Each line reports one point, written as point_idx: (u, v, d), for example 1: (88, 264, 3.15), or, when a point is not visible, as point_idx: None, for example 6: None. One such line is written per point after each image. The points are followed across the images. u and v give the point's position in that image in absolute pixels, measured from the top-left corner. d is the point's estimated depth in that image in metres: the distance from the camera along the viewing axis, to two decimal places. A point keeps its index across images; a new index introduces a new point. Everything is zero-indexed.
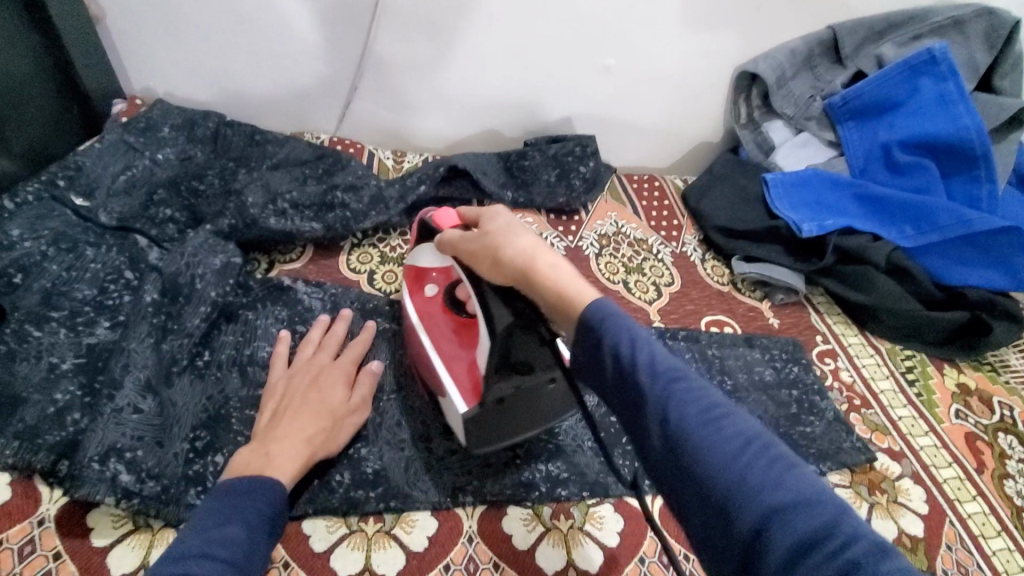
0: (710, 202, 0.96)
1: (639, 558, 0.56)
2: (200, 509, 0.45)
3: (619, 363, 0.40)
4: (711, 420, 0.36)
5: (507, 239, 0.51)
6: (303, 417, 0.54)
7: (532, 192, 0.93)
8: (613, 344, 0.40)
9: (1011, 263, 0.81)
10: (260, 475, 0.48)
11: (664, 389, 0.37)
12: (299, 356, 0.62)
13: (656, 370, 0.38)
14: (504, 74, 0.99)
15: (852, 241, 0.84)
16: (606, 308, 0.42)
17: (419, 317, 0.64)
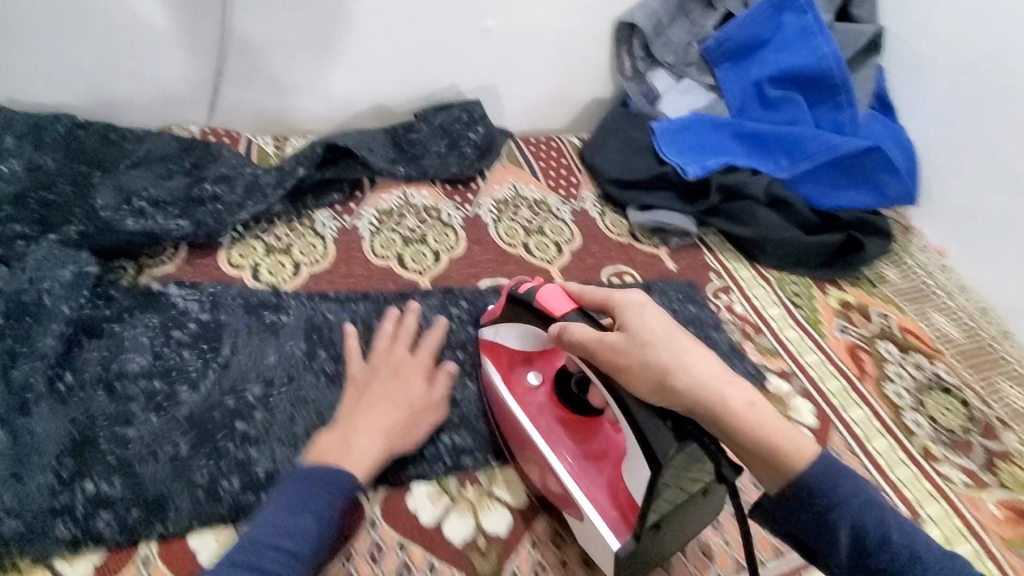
0: (603, 155, 0.97)
1: (548, 513, 0.58)
2: (287, 480, 0.51)
3: (837, 529, 0.46)
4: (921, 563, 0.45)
5: (681, 362, 0.49)
6: (385, 408, 0.57)
7: (423, 165, 0.90)
8: (855, 527, 0.45)
9: (875, 182, 0.87)
10: (336, 466, 0.51)
11: (888, 546, 0.45)
12: (376, 348, 0.64)
13: (912, 558, 0.45)
14: (383, 45, 0.95)
15: (732, 177, 0.88)
16: (818, 469, 0.47)
17: (530, 413, 0.58)
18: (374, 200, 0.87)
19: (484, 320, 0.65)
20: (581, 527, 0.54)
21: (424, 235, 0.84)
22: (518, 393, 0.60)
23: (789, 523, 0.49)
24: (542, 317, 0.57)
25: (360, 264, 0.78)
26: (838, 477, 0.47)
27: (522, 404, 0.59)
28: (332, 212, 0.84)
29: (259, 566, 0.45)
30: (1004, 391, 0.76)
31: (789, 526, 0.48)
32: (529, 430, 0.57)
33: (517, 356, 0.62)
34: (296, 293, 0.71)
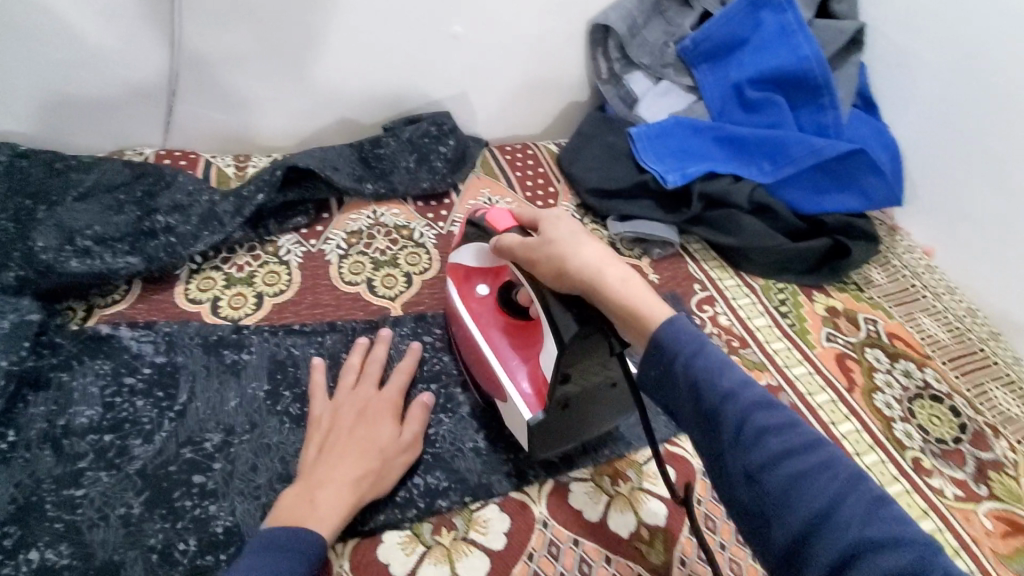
0: (581, 164, 0.94)
1: (528, 555, 0.54)
2: (244, 554, 0.47)
3: (701, 396, 0.43)
4: (782, 434, 0.41)
5: (574, 250, 0.52)
6: (350, 457, 0.54)
7: (393, 181, 0.87)
8: (691, 374, 0.44)
9: (861, 185, 0.84)
10: (300, 527, 0.48)
11: (747, 415, 0.42)
12: (342, 387, 0.61)
13: (743, 404, 0.42)
14: (346, 57, 0.90)
15: (714, 185, 0.85)
16: (688, 337, 0.45)
17: (476, 318, 0.64)
18: (342, 220, 0.83)
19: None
20: (504, 408, 0.60)
21: (395, 257, 0.80)
22: (467, 301, 0.65)
23: (661, 392, 0.47)
24: (487, 231, 0.62)
25: (327, 292, 0.75)
26: (708, 347, 0.45)
27: (469, 310, 0.64)
28: (297, 236, 0.80)
29: None
30: (992, 395, 0.75)
31: (665, 396, 0.46)
32: (472, 330, 0.63)
33: (469, 269, 0.67)
34: (259, 327, 0.67)
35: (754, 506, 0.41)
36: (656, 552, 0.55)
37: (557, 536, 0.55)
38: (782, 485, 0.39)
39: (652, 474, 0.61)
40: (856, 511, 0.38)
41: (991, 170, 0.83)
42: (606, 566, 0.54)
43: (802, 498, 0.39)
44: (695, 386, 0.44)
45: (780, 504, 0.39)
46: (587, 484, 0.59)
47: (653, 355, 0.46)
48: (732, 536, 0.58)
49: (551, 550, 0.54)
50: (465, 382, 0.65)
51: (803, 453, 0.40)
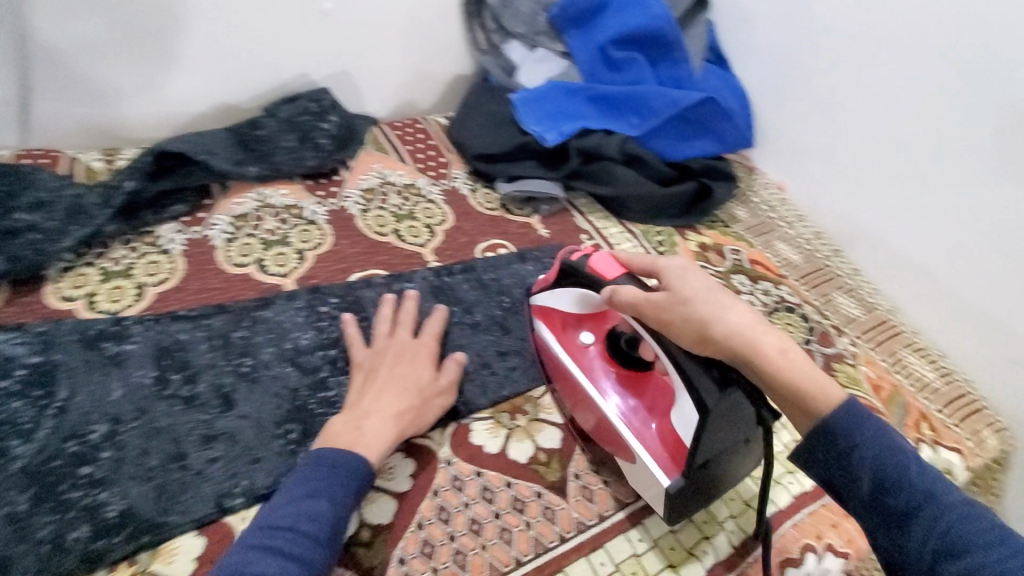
0: (467, 132, 0.97)
1: (433, 491, 0.57)
2: (302, 464, 0.53)
3: (890, 494, 0.45)
4: (992, 549, 0.41)
5: (718, 314, 0.51)
6: (395, 393, 0.58)
7: (276, 162, 0.85)
8: (874, 467, 0.46)
9: (716, 131, 0.94)
10: (350, 451, 0.53)
11: (945, 514, 0.43)
12: (377, 335, 0.65)
13: (938, 504, 0.43)
14: (213, 37, 0.87)
15: (589, 141, 0.91)
16: (870, 431, 0.47)
17: (589, 371, 0.63)
18: (225, 204, 0.82)
19: (537, 289, 0.70)
20: (631, 468, 0.59)
21: (285, 235, 0.80)
22: (573, 352, 0.65)
23: (835, 480, 0.48)
24: (590, 280, 0.62)
25: (214, 276, 0.73)
26: (896, 445, 0.46)
27: (580, 363, 0.64)
28: (178, 225, 0.78)
29: (280, 550, 0.46)
30: (837, 302, 0.86)
31: (843, 485, 0.47)
32: (586, 385, 0.62)
33: (569, 319, 0.67)
34: (142, 317, 0.66)
35: None
36: (552, 471, 0.61)
37: (461, 471, 0.59)
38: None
39: (548, 406, 0.67)
40: None
41: (826, 113, 0.92)
42: (507, 489, 0.58)
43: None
44: (885, 480, 0.45)
45: None
46: (486, 422, 0.64)
47: (825, 437, 0.48)
48: None
49: (455, 484, 0.58)
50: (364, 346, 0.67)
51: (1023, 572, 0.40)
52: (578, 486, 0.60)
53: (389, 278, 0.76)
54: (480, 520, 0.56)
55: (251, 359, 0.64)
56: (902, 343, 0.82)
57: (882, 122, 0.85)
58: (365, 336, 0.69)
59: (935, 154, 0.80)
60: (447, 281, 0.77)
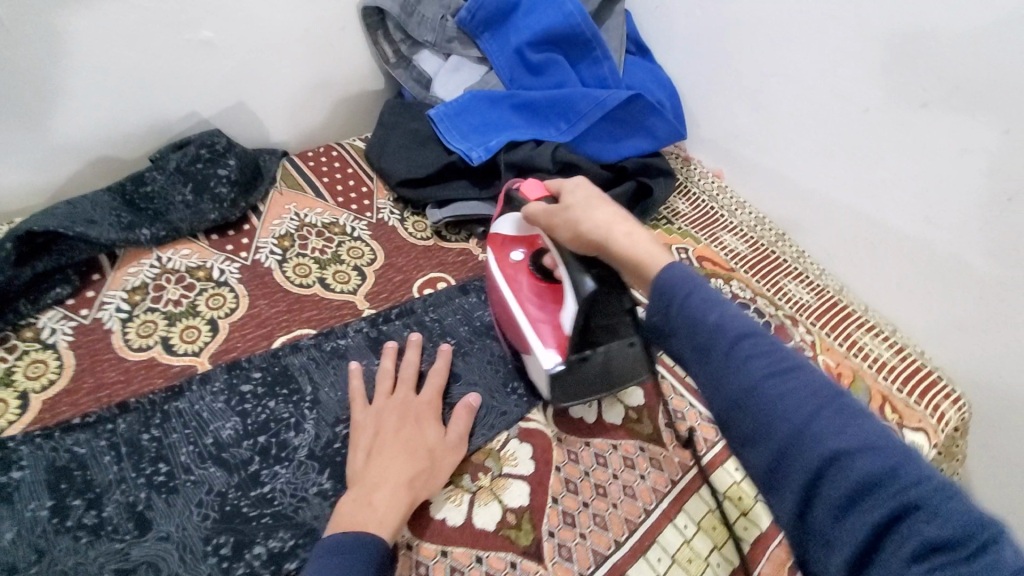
0: (388, 156, 0.89)
1: None
2: (313, 558, 0.49)
3: (690, 326, 0.42)
4: (781, 377, 0.39)
5: (587, 213, 0.55)
6: (399, 460, 0.54)
7: (173, 220, 0.75)
8: (677, 304, 0.43)
9: (649, 127, 0.90)
10: (363, 532, 0.49)
11: (739, 344, 0.41)
12: (379, 393, 0.61)
13: (729, 332, 0.41)
14: (79, 84, 0.74)
15: (519, 153, 0.85)
16: (680, 277, 0.44)
17: (509, 280, 0.67)
18: (118, 277, 0.72)
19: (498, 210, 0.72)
20: (528, 360, 0.64)
21: (193, 304, 0.71)
22: (501, 261, 0.69)
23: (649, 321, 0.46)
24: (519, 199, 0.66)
25: (113, 367, 0.64)
26: (699, 282, 0.44)
27: (503, 273, 0.68)
28: (62, 311, 0.68)
29: None
30: (788, 289, 0.85)
31: (655, 325, 0.45)
32: (504, 292, 0.66)
33: (504, 237, 0.69)
34: (28, 434, 0.56)
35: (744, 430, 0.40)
36: (525, 533, 0.55)
37: (425, 554, 0.53)
38: (789, 425, 0.38)
39: (511, 457, 0.61)
40: (837, 428, 0.37)
41: (761, 99, 0.89)
42: (478, 565, 0.53)
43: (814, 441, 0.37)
44: (686, 317, 0.43)
45: (765, 425, 0.39)
46: (447, 490, 0.57)
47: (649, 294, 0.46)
48: (593, 491, 0.59)
49: (421, 572, 0.52)
50: (298, 425, 0.60)
51: (806, 394, 0.38)
52: (553, 545, 0.55)
53: (318, 337, 0.68)
54: None
55: (166, 464, 0.56)
56: (855, 323, 0.82)
57: (820, 105, 0.82)
58: (298, 412, 0.61)
59: (907, 138, 0.75)
60: (384, 329, 0.71)
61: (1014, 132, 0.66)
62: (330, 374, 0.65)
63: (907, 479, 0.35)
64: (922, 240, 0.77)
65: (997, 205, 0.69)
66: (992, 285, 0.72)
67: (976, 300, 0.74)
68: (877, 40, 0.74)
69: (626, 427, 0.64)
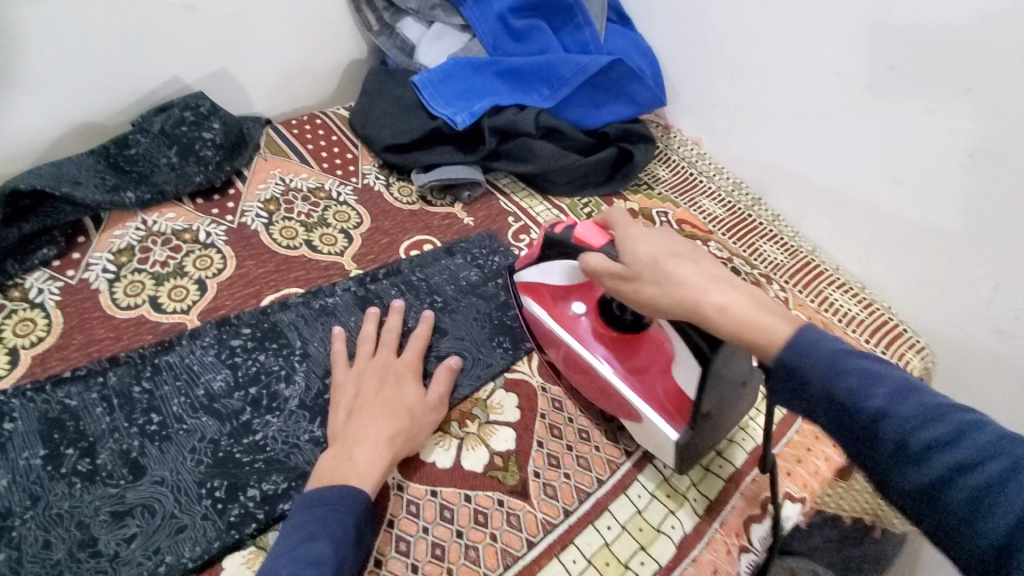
0: (372, 122, 0.89)
1: (388, 522, 0.53)
2: (294, 509, 0.49)
3: (848, 413, 0.40)
4: (977, 463, 0.36)
5: (662, 282, 0.48)
6: (379, 418, 0.55)
7: (157, 183, 0.75)
8: (827, 390, 0.41)
9: (630, 93, 0.91)
10: (345, 484, 0.50)
11: (913, 431, 0.38)
12: (361, 355, 0.61)
13: (900, 417, 0.38)
14: (59, 47, 0.73)
15: (502, 119, 0.86)
16: (819, 354, 0.42)
17: (584, 342, 0.60)
18: (104, 239, 0.72)
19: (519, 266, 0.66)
20: (641, 427, 0.58)
21: (180, 265, 0.71)
22: (566, 323, 0.62)
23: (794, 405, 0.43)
24: (575, 249, 0.58)
25: (101, 326, 0.64)
26: (851, 360, 0.41)
27: (574, 336, 0.61)
28: (48, 272, 0.68)
29: None
30: (763, 250, 0.88)
31: (802, 410, 0.43)
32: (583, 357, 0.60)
33: (557, 291, 0.63)
34: (19, 388, 0.57)
35: (937, 524, 0.37)
36: (511, 475, 0.58)
37: (415, 494, 0.55)
38: (1005, 525, 0.34)
39: (496, 406, 0.63)
40: None
41: (741, 67, 0.90)
42: (466, 504, 0.55)
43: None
44: (841, 405, 0.40)
45: (965, 521, 0.36)
46: (435, 435, 0.59)
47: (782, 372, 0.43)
48: (577, 436, 0.61)
49: (411, 510, 0.54)
50: (289, 377, 0.61)
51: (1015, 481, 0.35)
52: (539, 485, 0.57)
53: (306, 295, 0.69)
54: (443, 544, 0.53)
55: (159, 414, 0.57)
56: (827, 281, 0.85)
57: (799, 72, 0.84)
58: (288, 365, 0.62)
59: (883, 105, 0.77)
60: (372, 288, 0.72)
61: (976, 91, 0.69)
62: (319, 330, 0.66)
63: None
64: (889, 199, 0.80)
65: (962, 162, 0.72)
66: (964, 250, 0.75)
67: (958, 267, 0.76)
68: (847, 7, 0.77)
69: None
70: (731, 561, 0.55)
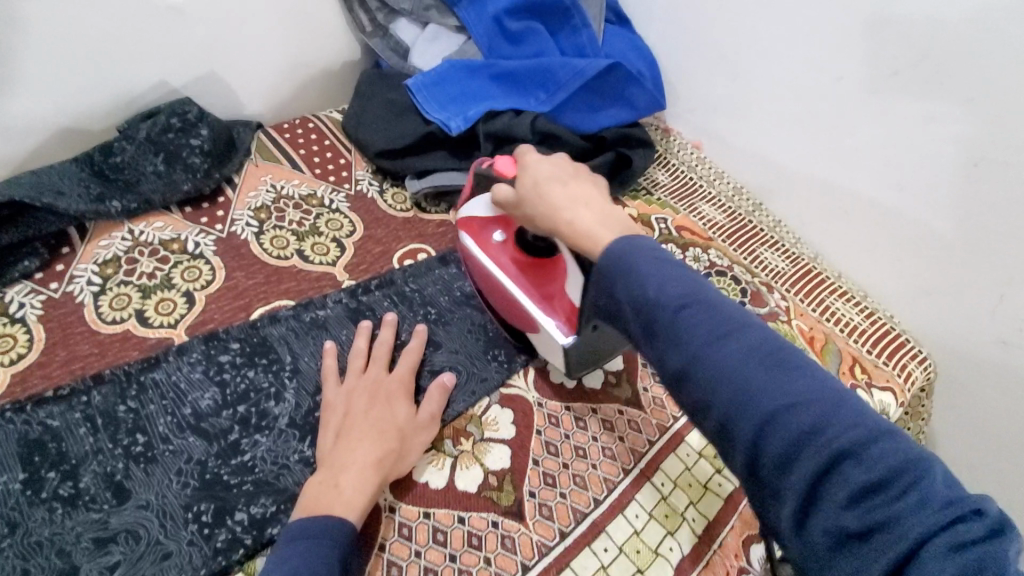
0: (365, 126, 0.87)
1: (379, 547, 0.52)
2: (278, 545, 0.47)
3: (636, 301, 0.43)
4: (722, 340, 0.39)
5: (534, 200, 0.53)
6: (368, 440, 0.53)
7: (143, 191, 0.73)
8: (629, 290, 0.43)
9: (628, 97, 0.89)
10: (331, 514, 0.49)
11: (676, 317, 0.41)
12: (352, 372, 0.60)
13: (673, 302, 0.41)
14: (38, 52, 0.71)
15: (496, 123, 0.84)
16: (620, 254, 0.45)
17: (501, 267, 0.64)
18: (89, 250, 0.70)
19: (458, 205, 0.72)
20: (541, 339, 0.63)
21: (167, 276, 0.69)
22: (487, 248, 0.65)
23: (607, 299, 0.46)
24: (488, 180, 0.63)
25: (85, 341, 0.62)
26: (642, 257, 0.44)
27: (493, 261, 0.64)
28: (30, 285, 0.66)
29: None
30: (764, 257, 0.87)
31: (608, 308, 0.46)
32: (497, 277, 0.64)
33: (482, 220, 0.66)
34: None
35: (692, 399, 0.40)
36: (506, 495, 0.56)
37: (407, 517, 0.54)
38: (732, 389, 0.38)
39: (491, 423, 0.61)
40: (778, 385, 0.37)
41: (741, 70, 0.89)
42: (459, 526, 0.54)
43: (746, 404, 0.37)
44: (633, 298, 0.43)
45: (707, 392, 0.39)
46: (428, 454, 0.58)
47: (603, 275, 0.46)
48: (573, 453, 0.60)
49: (404, 534, 0.53)
50: (278, 394, 0.60)
51: (739, 355, 0.38)
52: (534, 505, 0.56)
53: (296, 308, 0.68)
54: (435, 568, 0.51)
55: (144, 434, 0.55)
56: (828, 289, 0.84)
57: (800, 76, 0.82)
58: (278, 381, 0.61)
59: (886, 113, 0.75)
60: (364, 300, 0.70)
61: (979, 100, 0.67)
62: (309, 345, 0.64)
63: (856, 434, 0.35)
64: (888, 207, 0.79)
65: (963, 171, 0.71)
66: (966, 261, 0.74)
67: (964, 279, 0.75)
68: (849, 12, 0.75)
69: (606, 392, 0.65)
70: None
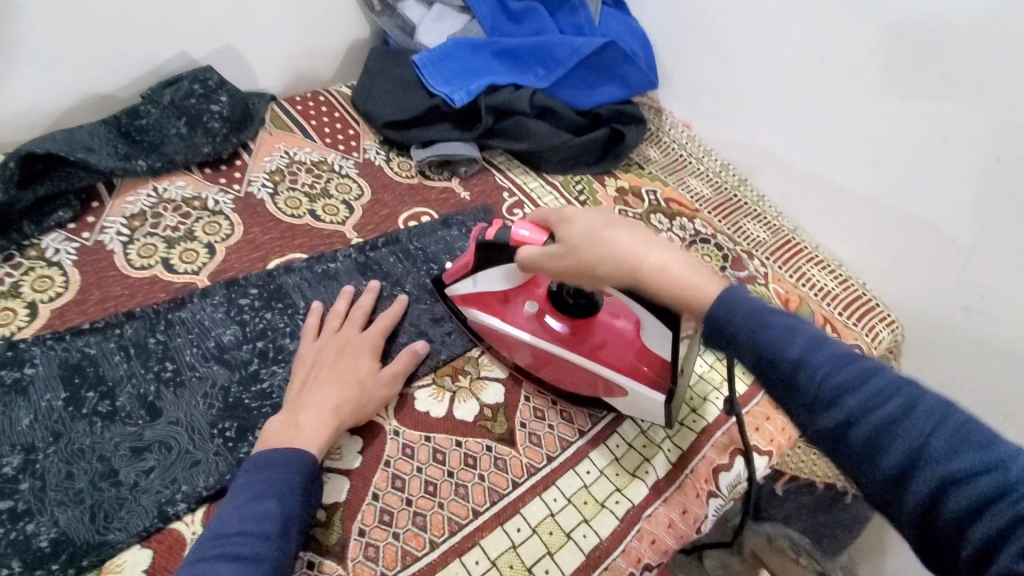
0: (374, 100, 0.92)
1: (385, 462, 0.58)
2: (241, 471, 0.52)
3: (768, 362, 0.42)
4: (876, 404, 0.38)
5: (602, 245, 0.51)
6: (327, 390, 0.57)
7: (167, 152, 0.79)
8: (755, 346, 0.42)
9: (622, 75, 0.94)
10: (289, 448, 0.53)
11: (828, 378, 0.40)
12: (327, 330, 0.64)
13: (814, 366, 0.40)
14: (72, 20, 0.76)
15: (497, 97, 0.89)
16: (742, 310, 0.44)
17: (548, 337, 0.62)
18: (117, 204, 0.75)
19: (451, 278, 0.67)
20: (621, 399, 0.61)
21: (190, 229, 0.75)
22: (522, 323, 0.63)
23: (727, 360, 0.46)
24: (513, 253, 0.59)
25: (115, 283, 0.68)
26: (768, 315, 0.43)
27: (535, 334, 0.62)
28: (64, 234, 0.72)
29: (234, 552, 0.46)
30: (747, 228, 0.93)
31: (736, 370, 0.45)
32: (548, 348, 0.62)
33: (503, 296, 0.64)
34: (39, 336, 0.61)
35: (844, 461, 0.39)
36: (500, 424, 0.62)
37: (410, 439, 0.60)
38: (899, 456, 0.37)
39: (488, 364, 0.67)
40: (952, 452, 0.36)
41: (728, 52, 0.94)
42: (457, 448, 0.60)
43: (922, 468, 0.36)
44: (762, 355, 0.42)
45: (867, 455, 0.38)
46: (429, 388, 0.64)
47: (714, 332, 0.45)
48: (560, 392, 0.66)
49: (407, 453, 0.59)
50: (293, 333, 0.66)
51: (904, 420, 0.37)
52: (524, 433, 0.62)
53: (309, 260, 0.73)
54: (435, 482, 0.57)
55: (173, 363, 0.61)
56: (806, 258, 0.89)
57: (786, 57, 0.87)
58: (293, 323, 0.67)
59: (863, 92, 0.81)
60: (372, 256, 0.76)
61: (949, 77, 0.72)
62: (321, 293, 0.70)
63: None
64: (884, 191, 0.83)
65: (986, 166, 0.72)
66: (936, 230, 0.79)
67: (932, 246, 0.80)
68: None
69: None
70: (700, 503, 0.60)
